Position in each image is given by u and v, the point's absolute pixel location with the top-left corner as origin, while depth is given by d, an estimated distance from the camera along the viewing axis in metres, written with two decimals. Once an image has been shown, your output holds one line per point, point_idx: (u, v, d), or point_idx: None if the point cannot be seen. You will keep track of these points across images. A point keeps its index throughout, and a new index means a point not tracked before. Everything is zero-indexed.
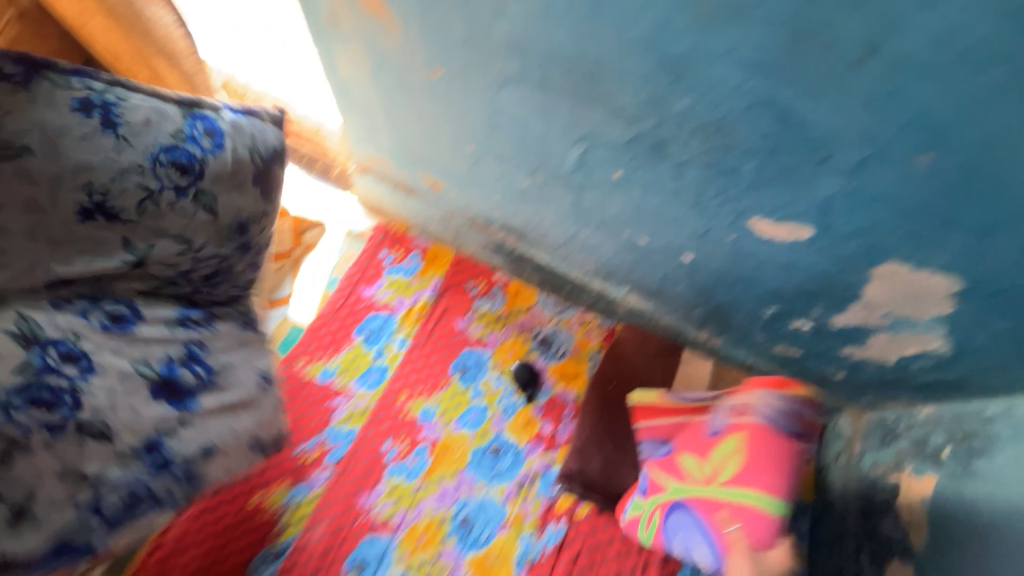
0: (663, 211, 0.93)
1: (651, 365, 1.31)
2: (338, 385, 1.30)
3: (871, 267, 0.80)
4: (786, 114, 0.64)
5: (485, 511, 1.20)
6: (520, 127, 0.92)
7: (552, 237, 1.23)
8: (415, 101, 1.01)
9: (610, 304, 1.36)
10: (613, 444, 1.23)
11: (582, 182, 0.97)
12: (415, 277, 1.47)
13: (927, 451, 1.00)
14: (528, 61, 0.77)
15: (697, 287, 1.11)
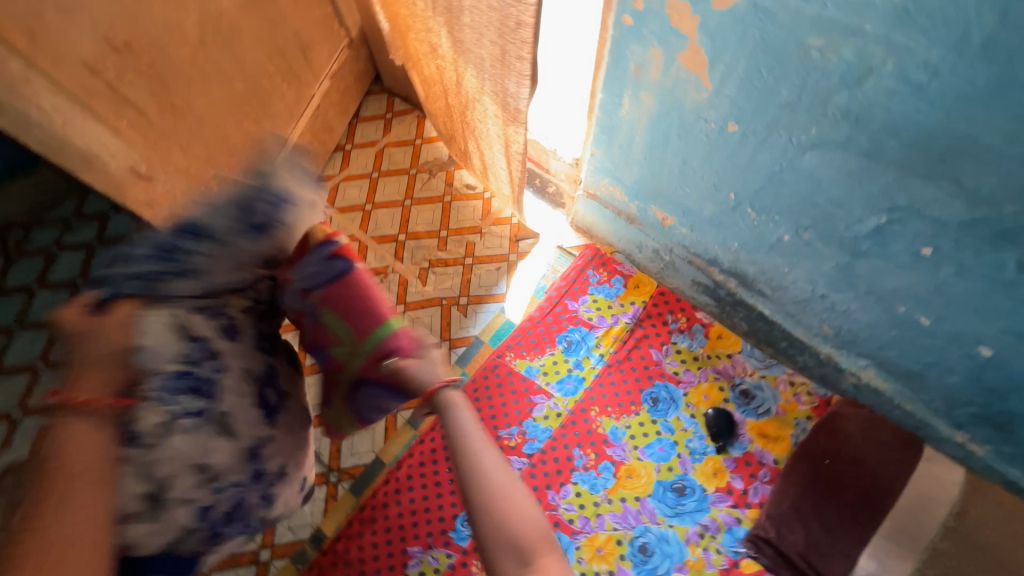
0: (972, 297, 0.83)
1: (881, 456, 1.17)
2: (539, 384, 1.42)
3: None
4: None
5: (665, 546, 1.21)
6: (811, 187, 0.90)
7: (788, 293, 1.18)
8: (689, 146, 1.06)
9: (834, 375, 1.24)
10: (818, 526, 1.14)
11: (864, 251, 0.92)
12: (617, 299, 1.53)
13: None
14: (863, 131, 0.76)
15: (980, 382, 0.96)
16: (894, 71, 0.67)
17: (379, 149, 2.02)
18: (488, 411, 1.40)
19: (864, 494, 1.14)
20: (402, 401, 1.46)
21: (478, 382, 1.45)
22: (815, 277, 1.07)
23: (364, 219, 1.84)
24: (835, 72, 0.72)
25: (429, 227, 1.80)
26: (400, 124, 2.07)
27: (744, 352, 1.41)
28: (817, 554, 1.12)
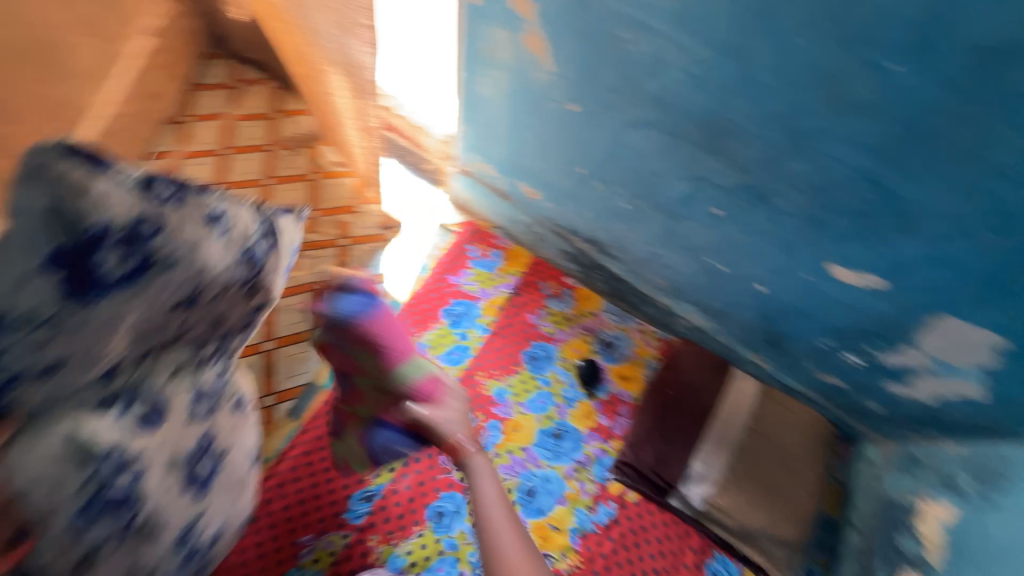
0: (749, 247, 1.08)
1: (706, 379, 1.46)
2: (427, 358, 1.46)
3: (930, 319, 0.94)
4: (885, 189, 0.78)
5: (547, 484, 1.36)
6: (638, 160, 1.07)
7: (633, 254, 1.38)
8: (542, 125, 1.17)
9: (671, 319, 1.53)
10: (663, 441, 1.40)
11: (680, 213, 1.13)
12: (496, 271, 1.62)
13: (948, 481, 1.16)
14: (665, 113, 0.92)
15: (761, 314, 1.26)
16: (680, 65, 0.82)
17: (228, 122, 1.80)
18: None
19: (695, 412, 1.43)
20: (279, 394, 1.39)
21: None
22: (649, 239, 1.28)
23: None
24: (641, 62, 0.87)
25: (297, 207, 1.68)
26: (251, 95, 1.87)
27: (605, 309, 1.62)
28: (663, 466, 1.37)
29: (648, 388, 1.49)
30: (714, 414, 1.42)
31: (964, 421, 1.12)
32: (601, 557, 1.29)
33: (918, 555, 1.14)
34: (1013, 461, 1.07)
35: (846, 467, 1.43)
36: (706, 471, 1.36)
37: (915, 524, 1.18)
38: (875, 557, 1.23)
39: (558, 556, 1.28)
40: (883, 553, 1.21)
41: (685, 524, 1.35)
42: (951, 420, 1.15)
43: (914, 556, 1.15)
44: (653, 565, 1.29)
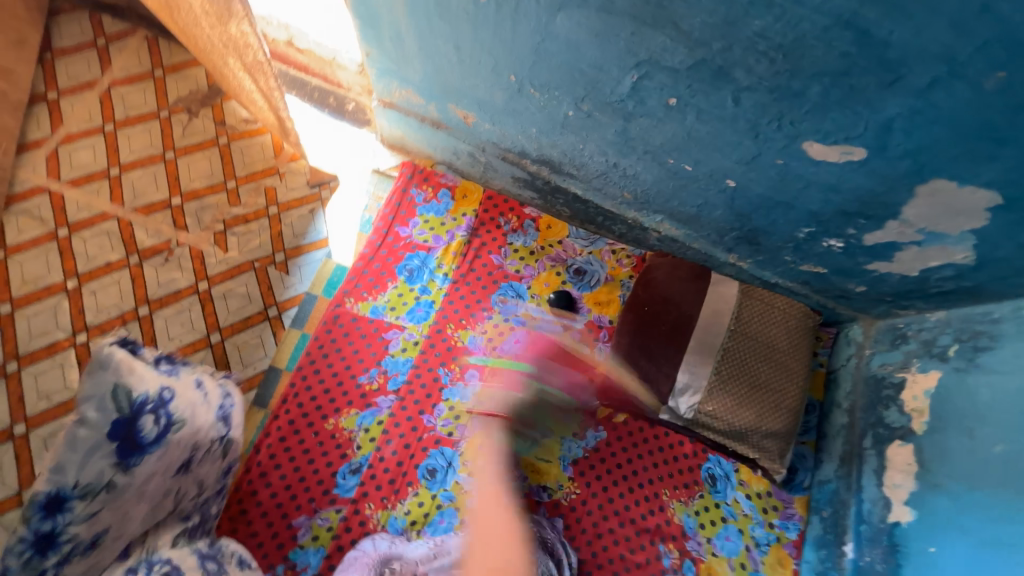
0: (713, 138, 0.94)
1: (682, 290, 1.37)
2: (389, 320, 1.36)
3: (918, 186, 0.84)
4: (866, 35, 0.64)
5: (533, 421, 1.34)
6: (573, 53, 0.89)
7: (590, 168, 1.23)
8: (454, 28, 0.96)
9: (641, 232, 1.42)
10: (647, 360, 1.34)
11: (632, 111, 0.97)
12: (447, 214, 1.47)
13: (934, 351, 1.14)
14: None
15: (734, 211, 1.15)
16: None
17: (104, 91, 1.51)
18: (341, 364, 1.31)
19: (676, 324, 1.36)
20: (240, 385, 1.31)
21: (322, 338, 1.33)
22: (603, 148, 1.13)
23: (112, 188, 1.42)
24: None
25: (210, 179, 1.47)
26: (122, 52, 1.56)
27: (572, 233, 1.50)
28: (649, 385, 1.34)
29: (627, 308, 1.40)
30: (695, 325, 1.35)
31: (951, 289, 1.06)
32: (596, 479, 1.32)
33: (905, 425, 1.14)
34: (1001, 320, 1.02)
35: (832, 352, 1.39)
36: (693, 381, 1.32)
37: (900, 397, 1.18)
38: (862, 433, 1.24)
39: (555, 488, 1.30)
40: (872, 429, 1.22)
41: (674, 434, 1.36)
42: (937, 290, 1.09)
43: (901, 427, 1.15)
44: (648, 478, 1.32)
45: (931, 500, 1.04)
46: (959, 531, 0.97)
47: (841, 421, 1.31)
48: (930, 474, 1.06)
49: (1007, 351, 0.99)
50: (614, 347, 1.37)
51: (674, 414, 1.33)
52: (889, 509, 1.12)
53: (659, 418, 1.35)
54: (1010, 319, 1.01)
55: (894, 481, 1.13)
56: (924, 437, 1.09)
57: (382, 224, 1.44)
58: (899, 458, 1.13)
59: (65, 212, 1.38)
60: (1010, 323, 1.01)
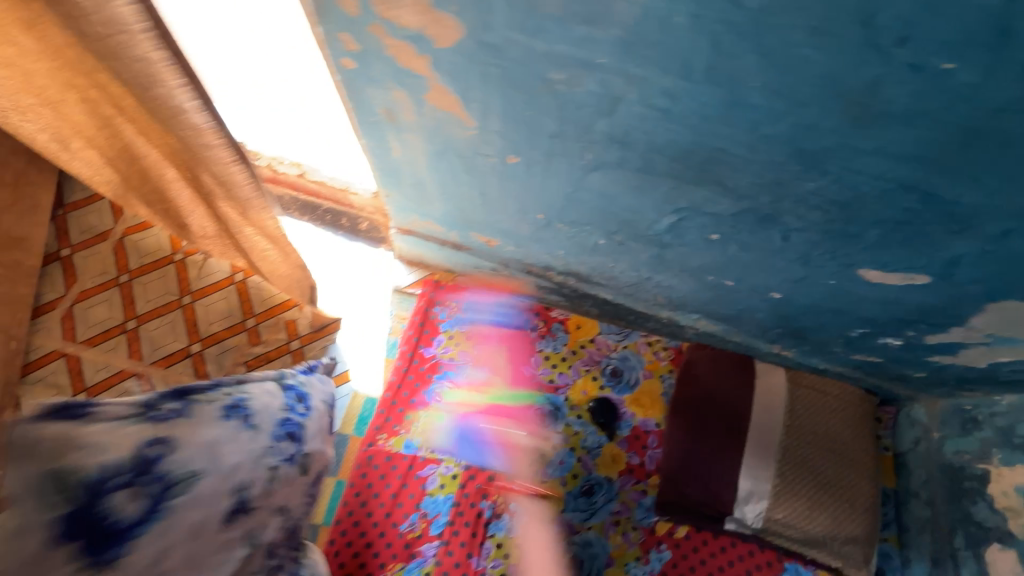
0: (758, 263, 0.91)
1: (728, 386, 1.31)
2: (424, 454, 1.28)
3: (987, 303, 0.80)
4: (932, 196, 0.61)
5: (591, 549, 1.23)
6: (607, 199, 0.87)
7: (622, 279, 1.20)
8: (480, 178, 0.95)
9: (676, 327, 1.37)
10: (705, 469, 1.26)
11: (669, 241, 0.94)
12: (472, 328, 1.43)
13: (1015, 440, 1.07)
14: (631, 150, 0.72)
15: (779, 315, 1.11)
16: (639, 100, 0.62)
17: (116, 241, 1.48)
18: (381, 511, 1.22)
19: (728, 423, 1.28)
20: None
21: (358, 484, 1.24)
22: (636, 266, 1.10)
23: (129, 344, 1.37)
24: (588, 101, 0.65)
25: (229, 320, 1.44)
26: None
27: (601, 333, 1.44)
28: (712, 496, 1.24)
29: (673, 409, 1.33)
30: (749, 424, 1.28)
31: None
32: None
33: (1001, 525, 1.06)
34: None
35: (894, 433, 1.32)
36: (757, 487, 1.23)
37: (986, 491, 1.10)
38: (951, 530, 1.15)
39: None
40: (961, 526, 1.13)
41: (745, 542, 1.26)
42: (1007, 379, 1.03)
43: (996, 527, 1.07)
44: None
45: None
46: None
47: (922, 514, 1.21)
48: None
49: None
50: (666, 456, 1.30)
51: (742, 524, 1.23)
52: None
53: (726, 528, 1.24)
54: None
55: None
56: None
57: (408, 347, 1.39)
58: (1001, 563, 1.04)
59: (81, 376, 1.32)
60: None
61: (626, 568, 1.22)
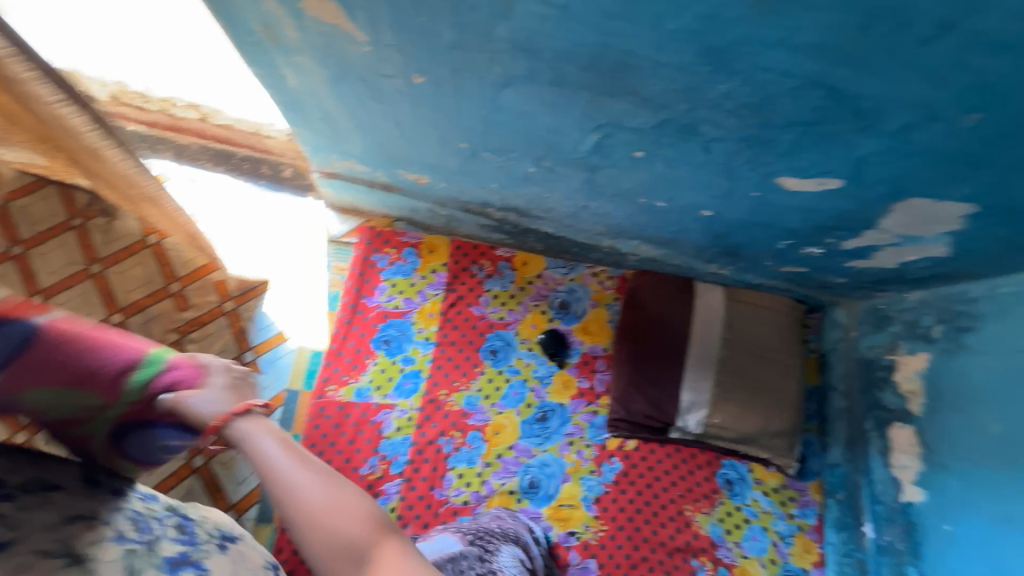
0: (685, 180, 0.90)
1: (670, 308, 1.35)
2: (377, 401, 1.29)
3: (895, 204, 0.83)
4: (838, 91, 0.60)
5: (547, 469, 1.31)
6: (526, 121, 0.82)
7: (559, 210, 1.17)
8: (391, 107, 0.87)
9: (619, 255, 1.37)
10: (649, 387, 1.33)
11: (597, 164, 0.91)
12: (416, 273, 1.39)
13: (919, 332, 1.17)
14: (538, 60, 0.66)
15: (712, 234, 1.12)
16: None
17: None
18: (340, 458, 1.24)
19: (669, 342, 1.34)
20: (237, 504, 1.22)
21: (313, 436, 1.24)
22: (570, 194, 1.07)
23: None
24: (480, 2, 0.58)
25: (149, 286, 1.34)
26: None
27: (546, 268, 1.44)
28: (656, 410, 1.33)
29: (619, 334, 1.38)
30: (689, 342, 1.34)
31: (928, 275, 1.08)
32: (621, 509, 1.29)
33: (902, 407, 1.19)
34: (978, 300, 1.05)
35: (820, 336, 1.43)
36: (697, 398, 1.32)
37: (893, 379, 1.22)
38: (863, 416, 1.28)
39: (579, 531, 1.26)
40: (871, 411, 1.26)
41: (688, 446, 1.36)
42: (914, 276, 1.11)
43: (899, 409, 1.19)
44: (670, 497, 1.31)
45: (938, 478, 1.08)
46: (970, 507, 1.01)
47: (840, 404, 1.35)
48: (933, 453, 1.10)
49: (989, 330, 1.02)
50: (614, 379, 1.36)
51: (684, 431, 1.34)
52: (899, 489, 1.17)
53: (670, 437, 1.35)
54: (987, 299, 1.04)
55: (900, 461, 1.17)
56: (922, 417, 1.13)
57: (349, 298, 1.35)
58: (901, 438, 1.18)
59: None
60: (986, 303, 1.04)
61: (581, 481, 1.31)
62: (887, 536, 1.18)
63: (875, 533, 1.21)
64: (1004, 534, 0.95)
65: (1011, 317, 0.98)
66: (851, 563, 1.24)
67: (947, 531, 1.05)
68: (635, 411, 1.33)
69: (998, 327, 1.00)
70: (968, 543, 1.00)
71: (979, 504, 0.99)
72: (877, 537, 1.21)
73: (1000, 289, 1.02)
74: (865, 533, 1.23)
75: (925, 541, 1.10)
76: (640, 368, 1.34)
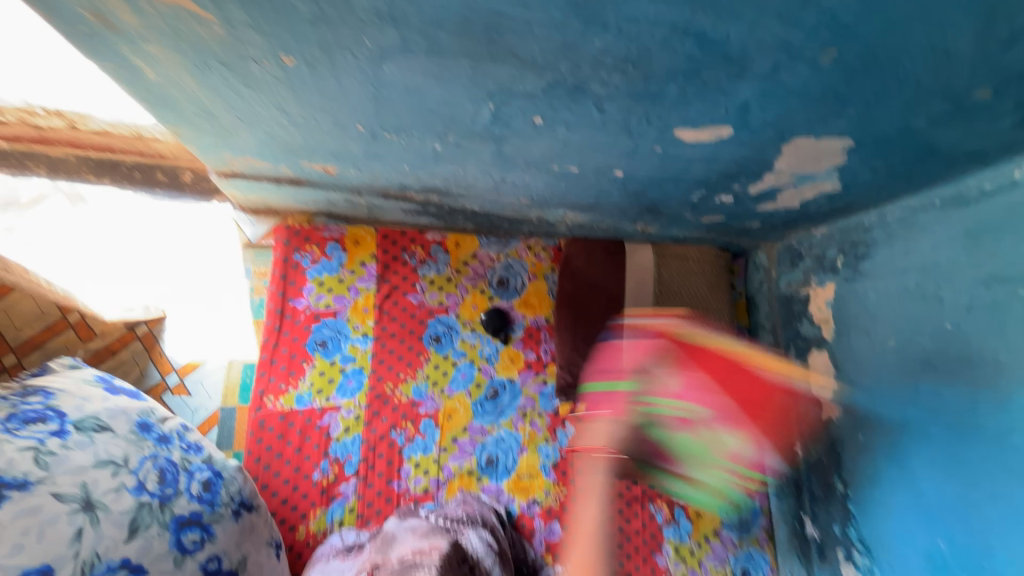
0: (591, 142, 0.89)
1: (604, 271, 1.38)
2: (320, 404, 1.25)
3: (784, 145, 0.86)
4: (705, 37, 0.60)
5: (503, 444, 1.33)
6: (416, 95, 0.78)
7: (479, 186, 1.15)
8: (272, 93, 0.80)
9: (549, 225, 1.37)
10: (592, 350, 1.36)
11: (501, 134, 0.89)
12: (344, 269, 1.34)
13: (827, 264, 1.25)
14: (408, 29, 0.62)
15: (630, 194, 1.14)
16: None
17: None
18: (289, 467, 1.20)
19: (606, 305, 1.37)
20: None
21: (257, 450, 1.20)
22: (484, 168, 1.05)
23: None
24: None
25: (44, 320, 1.25)
26: None
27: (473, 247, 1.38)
28: None
29: (558, 303, 1.39)
30: (625, 300, 1.37)
31: (828, 210, 1.15)
32: (578, 470, 1.34)
33: (818, 335, 1.28)
34: (872, 228, 1.14)
35: (746, 280, 1.50)
36: None
37: (808, 310, 1.31)
38: (787, 348, 1.38)
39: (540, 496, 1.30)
40: (793, 343, 1.36)
41: None
42: (817, 213, 1.18)
43: (815, 337, 1.29)
44: None
45: (850, 394, 1.19)
46: (877, 416, 1.11)
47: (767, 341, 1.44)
48: (844, 373, 1.20)
49: (881, 255, 1.11)
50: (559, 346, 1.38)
51: None
52: (821, 410, 1.28)
53: None
54: (878, 227, 1.12)
55: (820, 385, 1.28)
56: (834, 343, 1.23)
57: (275, 303, 1.28)
58: (819, 364, 1.28)
59: None
60: (878, 230, 1.12)
61: (538, 450, 1.34)
62: (814, 453, 1.29)
63: (804, 452, 1.32)
64: (905, 436, 1.05)
65: (898, 240, 1.07)
66: (787, 483, 1.36)
67: (861, 441, 1.16)
68: (581, 376, 1.36)
69: (888, 252, 1.09)
70: (879, 448, 1.11)
71: (883, 413, 1.10)
72: (806, 455, 1.32)
73: (888, 216, 1.10)
74: (797, 453, 1.34)
75: (845, 453, 1.21)
76: (581, 333, 1.36)
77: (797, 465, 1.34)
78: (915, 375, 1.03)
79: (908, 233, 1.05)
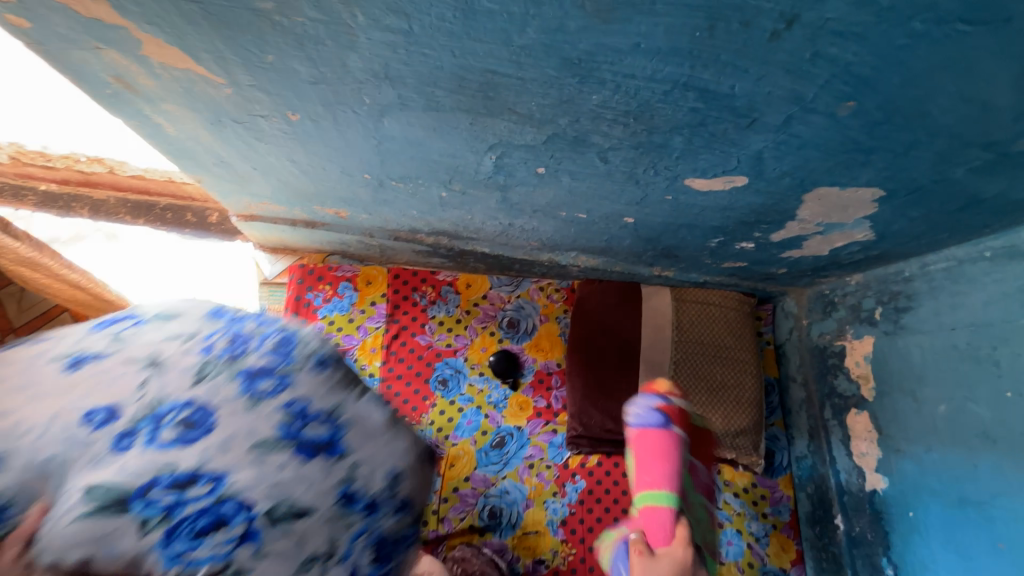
0: (597, 190, 0.87)
1: (618, 316, 1.32)
2: None
3: (805, 194, 0.81)
4: (708, 91, 0.57)
5: (508, 497, 1.26)
6: (418, 146, 0.78)
7: (487, 230, 1.14)
8: (282, 146, 0.83)
9: (561, 268, 1.33)
10: (605, 399, 1.28)
11: (505, 182, 0.87)
12: (354, 308, 1.34)
13: (863, 315, 1.15)
14: (404, 87, 0.63)
15: (643, 239, 1.10)
16: (369, 24, 0.51)
17: None
18: None
19: (621, 352, 1.30)
20: None
21: None
22: (491, 213, 1.03)
23: None
24: (321, 35, 0.54)
25: None
26: None
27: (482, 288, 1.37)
28: (615, 423, 1.28)
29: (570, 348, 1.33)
30: (642, 347, 1.30)
31: (861, 258, 1.07)
32: (588, 530, 1.24)
33: (856, 393, 1.16)
34: (913, 279, 1.04)
35: (774, 328, 1.41)
36: None
37: (844, 364, 1.20)
38: (821, 405, 1.26)
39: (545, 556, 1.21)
40: (828, 399, 1.24)
41: None
42: (849, 261, 1.09)
43: (853, 396, 1.17)
44: None
45: (897, 463, 1.06)
46: (930, 492, 0.98)
47: (799, 394, 1.33)
48: (888, 437, 1.08)
49: (924, 309, 1.01)
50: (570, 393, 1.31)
51: None
52: (864, 478, 1.14)
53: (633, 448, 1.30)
54: (920, 277, 1.02)
55: (861, 450, 1.15)
56: (875, 403, 1.11)
57: None
58: (859, 425, 1.15)
59: None
60: (919, 280, 1.02)
61: (545, 504, 1.26)
62: (857, 527, 1.15)
63: (846, 525, 1.18)
64: (966, 518, 0.91)
65: (945, 294, 0.97)
66: (827, 559, 1.21)
67: (912, 519, 1.02)
68: (594, 426, 1.27)
69: (934, 306, 0.99)
70: (935, 530, 0.97)
71: (938, 489, 0.96)
72: (848, 529, 1.17)
73: (930, 267, 1.00)
74: (837, 526, 1.20)
75: (894, 530, 1.06)
76: (594, 381, 1.29)
77: (837, 539, 1.19)
78: (970, 446, 0.91)
79: (956, 286, 0.95)
